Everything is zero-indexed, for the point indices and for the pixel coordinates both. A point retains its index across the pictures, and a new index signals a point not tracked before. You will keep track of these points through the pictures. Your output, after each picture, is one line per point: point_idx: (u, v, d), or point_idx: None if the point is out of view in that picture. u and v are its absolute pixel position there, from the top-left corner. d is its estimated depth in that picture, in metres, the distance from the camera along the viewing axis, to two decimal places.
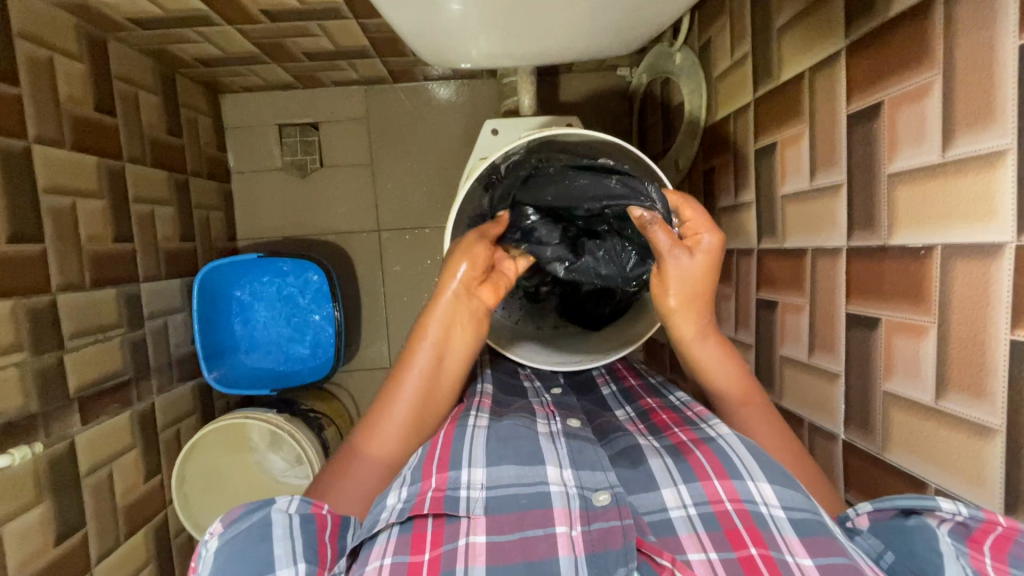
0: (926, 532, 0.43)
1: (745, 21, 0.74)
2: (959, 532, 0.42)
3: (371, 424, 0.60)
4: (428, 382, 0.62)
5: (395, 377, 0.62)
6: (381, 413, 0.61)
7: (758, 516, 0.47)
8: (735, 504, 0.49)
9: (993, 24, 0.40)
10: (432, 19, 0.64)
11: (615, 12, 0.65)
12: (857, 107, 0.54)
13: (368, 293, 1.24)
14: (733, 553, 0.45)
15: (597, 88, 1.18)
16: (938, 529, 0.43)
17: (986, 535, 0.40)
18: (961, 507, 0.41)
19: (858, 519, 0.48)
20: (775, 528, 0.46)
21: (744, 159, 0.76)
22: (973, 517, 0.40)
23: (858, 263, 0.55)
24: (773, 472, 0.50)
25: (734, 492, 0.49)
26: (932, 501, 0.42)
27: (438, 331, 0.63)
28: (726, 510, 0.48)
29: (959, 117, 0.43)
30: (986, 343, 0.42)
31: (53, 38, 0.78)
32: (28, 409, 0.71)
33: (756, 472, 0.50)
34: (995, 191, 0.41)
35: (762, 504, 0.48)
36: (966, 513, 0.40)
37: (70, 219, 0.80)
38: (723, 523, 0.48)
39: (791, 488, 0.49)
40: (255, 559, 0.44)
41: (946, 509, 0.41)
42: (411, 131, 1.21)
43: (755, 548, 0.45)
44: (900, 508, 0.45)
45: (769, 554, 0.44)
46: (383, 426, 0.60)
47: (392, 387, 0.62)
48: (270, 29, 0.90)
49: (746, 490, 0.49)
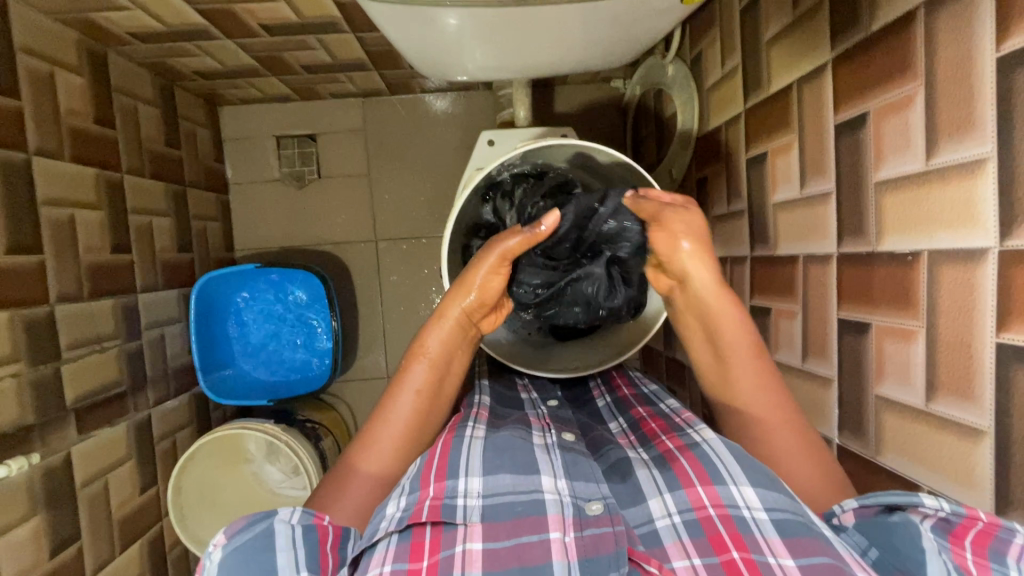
0: (908, 529, 0.44)
1: (734, 34, 0.76)
2: (941, 528, 0.42)
3: (366, 437, 0.60)
4: (424, 399, 0.62)
5: (391, 393, 0.62)
6: (375, 423, 0.61)
7: (741, 520, 0.47)
8: (718, 509, 0.49)
9: (972, 36, 0.42)
10: (428, 33, 0.65)
11: (607, 27, 0.66)
12: (844, 116, 0.55)
13: (365, 303, 1.24)
14: (716, 558, 0.46)
15: (591, 100, 1.19)
16: (922, 525, 0.43)
17: (968, 531, 0.41)
18: (943, 503, 0.41)
19: (843, 515, 0.48)
20: (758, 531, 0.46)
21: (736, 168, 0.77)
22: (954, 513, 0.41)
23: (848, 269, 0.56)
24: (757, 476, 0.50)
25: (717, 497, 0.50)
26: (915, 497, 0.43)
27: (437, 346, 0.64)
28: (709, 516, 0.49)
29: (941, 127, 0.44)
30: (973, 346, 0.43)
31: (54, 52, 0.79)
32: (24, 420, 0.71)
33: (739, 476, 0.50)
34: (977, 198, 0.42)
35: (746, 508, 0.48)
36: (949, 509, 0.41)
37: (69, 230, 0.80)
38: (706, 529, 0.48)
39: (773, 490, 0.49)
40: (256, 569, 0.45)
41: (929, 506, 0.42)
42: (408, 142, 1.22)
43: (737, 552, 0.45)
44: (885, 505, 0.45)
45: (751, 557, 0.44)
46: (377, 430, 0.60)
47: (386, 405, 0.61)
48: (268, 43, 0.91)
49: (729, 495, 0.49)
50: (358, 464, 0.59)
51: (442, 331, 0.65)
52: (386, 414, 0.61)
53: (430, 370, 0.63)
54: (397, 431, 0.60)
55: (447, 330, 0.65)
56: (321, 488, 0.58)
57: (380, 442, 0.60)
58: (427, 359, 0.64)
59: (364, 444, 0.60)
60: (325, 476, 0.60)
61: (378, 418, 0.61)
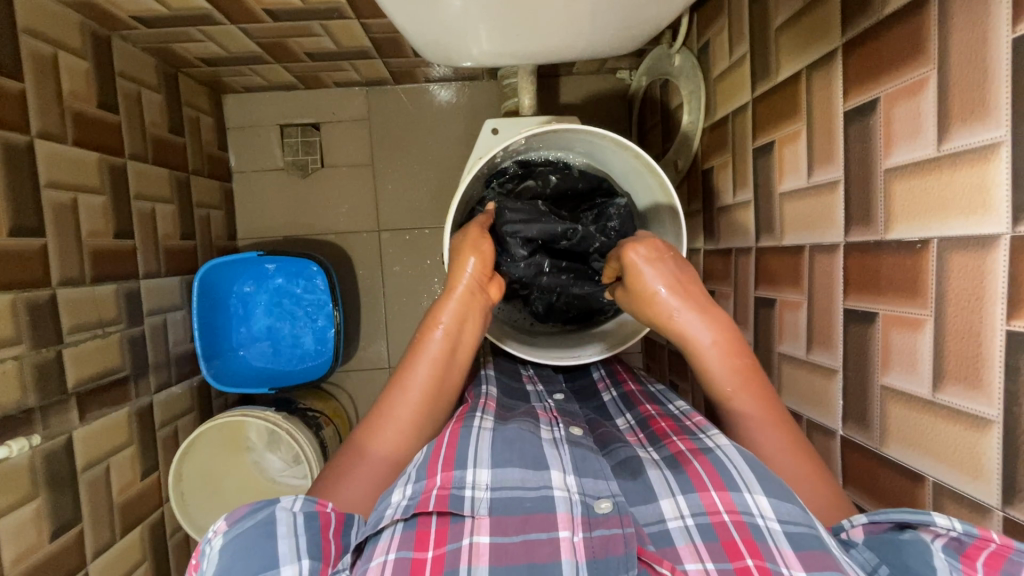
0: (919, 546, 0.43)
1: (743, 21, 0.75)
2: (953, 548, 0.42)
3: (380, 418, 0.59)
4: (439, 369, 0.62)
5: (406, 363, 0.62)
6: (388, 401, 0.60)
7: (755, 528, 0.47)
8: (732, 515, 0.48)
9: (987, 18, 0.41)
10: (432, 14, 0.65)
11: (614, 9, 0.66)
12: (854, 103, 0.54)
13: (367, 293, 1.24)
14: (729, 564, 0.45)
15: (596, 91, 1.19)
16: (932, 544, 0.43)
17: (980, 552, 0.40)
18: (956, 523, 0.41)
19: (853, 530, 0.48)
20: (771, 539, 0.46)
21: (742, 157, 0.77)
22: (966, 533, 0.40)
23: (855, 258, 0.55)
24: (771, 484, 0.49)
25: (731, 503, 0.49)
26: (926, 516, 0.42)
27: (450, 319, 0.63)
28: (723, 522, 0.48)
29: (953, 112, 0.44)
30: (982, 333, 0.43)
31: (56, 34, 0.79)
32: (26, 401, 0.71)
33: (754, 485, 0.50)
34: (990, 182, 0.41)
35: (760, 516, 0.48)
36: (961, 528, 0.41)
37: (72, 213, 0.80)
38: (720, 534, 0.47)
39: (787, 501, 0.48)
40: (258, 558, 0.44)
41: (941, 525, 0.41)
42: (412, 132, 1.22)
43: (751, 560, 0.45)
44: (896, 523, 0.45)
45: (765, 565, 0.44)
46: (397, 411, 0.59)
47: (392, 387, 0.61)
48: (273, 29, 0.91)
49: (743, 503, 0.49)
50: (363, 448, 0.58)
51: (454, 308, 0.64)
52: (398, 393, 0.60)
53: (443, 349, 0.62)
54: (401, 406, 0.60)
55: (456, 304, 0.64)
56: (329, 471, 0.58)
57: (401, 433, 0.59)
58: (442, 329, 0.63)
59: (384, 424, 0.59)
60: (336, 455, 0.59)
61: (392, 395, 0.60)
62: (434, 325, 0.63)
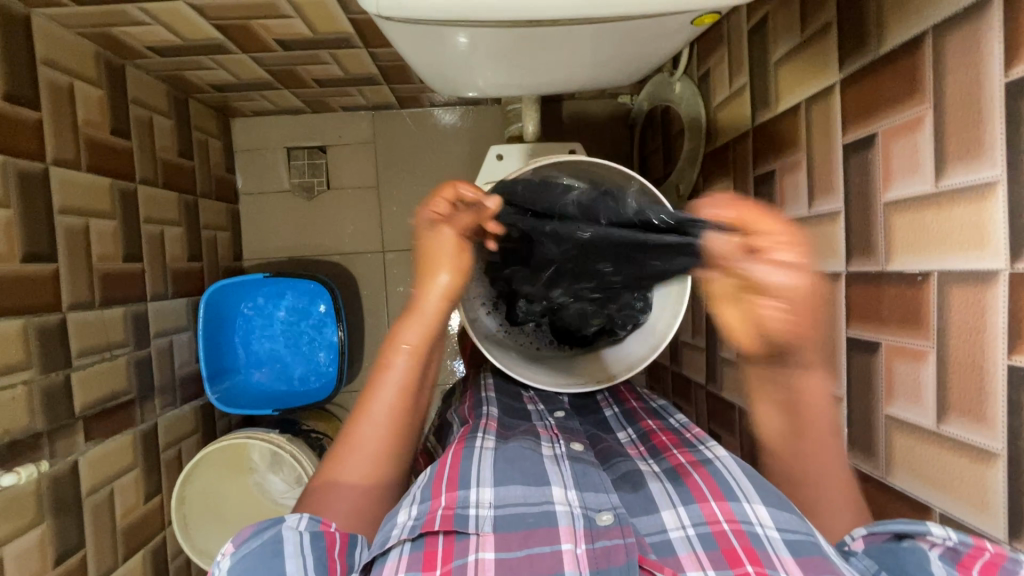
0: (918, 556, 0.43)
1: (742, 54, 0.77)
2: (949, 557, 0.42)
3: (348, 439, 0.58)
4: (405, 394, 0.60)
5: (372, 387, 0.60)
6: (356, 424, 0.58)
7: (754, 536, 0.47)
8: (732, 525, 0.48)
9: (980, 61, 0.42)
10: (440, 50, 0.66)
11: (617, 45, 0.67)
12: (852, 136, 0.56)
13: (372, 313, 1.25)
14: (730, 570, 0.44)
15: (598, 115, 1.21)
16: (930, 553, 0.43)
17: (975, 561, 0.40)
18: (951, 532, 0.42)
19: (854, 542, 0.48)
20: (771, 547, 0.46)
21: (744, 185, 0.78)
22: (962, 543, 0.41)
23: (857, 287, 0.56)
24: (769, 496, 0.50)
25: (731, 512, 0.50)
26: (922, 525, 0.43)
27: (415, 338, 0.61)
28: (723, 530, 0.48)
29: (951, 151, 0.45)
30: (984, 368, 0.43)
31: (72, 64, 0.80)
32: (34, 426, 0.71)
33: (753, 494, 0.50)
34: (987, 220, 0.42)
35: (758, 525, 0.48)
36: (956, 537, 0.41)
37: (83, 239, 0.81)
38: (720, 543, 0.47)
39: (786, 511, 0.49)
40: (266, 572, 0.45)
41: (937, 534, 0.42)
42: (416, 157, 1.24)
43: (751, 566, 0.44)
44: (894, 532, 0.45)
45: (765, 572, 0.43)
46: (361, 429, 0.58)
47: (360, 412, 0.59)
48: (284, 57, 0.93)
49: (741, 512, 0.49)
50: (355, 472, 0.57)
51: (420, 325, 0.61)
52: (369, 414, 0.58)
53: (409, 367, 0.60)
54: (374, 434, 0.58)
55: (422, 321, 0.61)
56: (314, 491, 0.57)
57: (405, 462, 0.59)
58: (407, 349, 0.61)
59: (352, 448, 0.57)
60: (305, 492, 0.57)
61: (360, 412, 0.59)
62: (398, 344, 0.61)
